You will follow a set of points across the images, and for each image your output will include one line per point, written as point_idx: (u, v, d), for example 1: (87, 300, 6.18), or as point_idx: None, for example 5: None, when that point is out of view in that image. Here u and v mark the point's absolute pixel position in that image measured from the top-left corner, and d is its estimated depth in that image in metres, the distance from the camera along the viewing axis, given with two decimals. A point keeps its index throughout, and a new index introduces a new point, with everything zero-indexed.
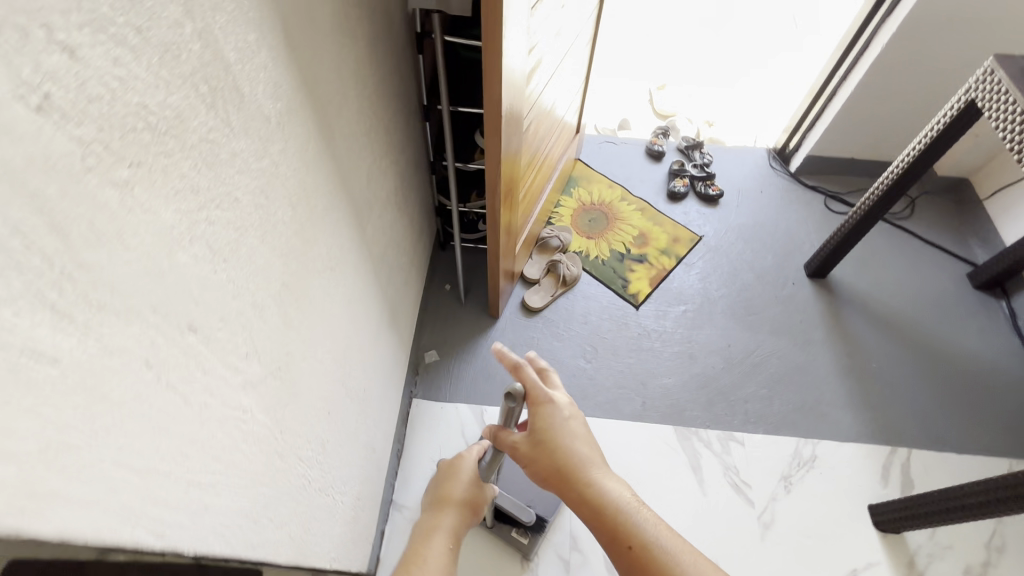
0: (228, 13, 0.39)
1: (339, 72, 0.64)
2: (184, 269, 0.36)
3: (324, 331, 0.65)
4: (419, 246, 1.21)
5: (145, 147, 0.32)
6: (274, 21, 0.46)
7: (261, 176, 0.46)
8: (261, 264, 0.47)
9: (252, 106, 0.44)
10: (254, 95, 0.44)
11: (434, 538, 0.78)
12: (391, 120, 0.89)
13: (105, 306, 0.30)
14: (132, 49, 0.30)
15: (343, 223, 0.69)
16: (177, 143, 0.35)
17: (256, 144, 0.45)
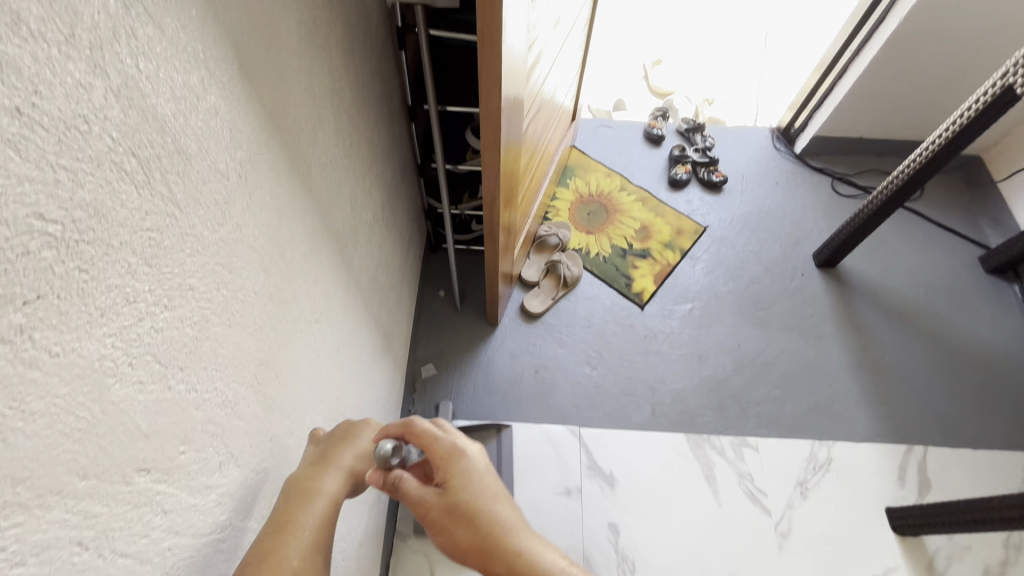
0: (157, 56, 0.30)
1: (310, 91, 0.54)
2: (126, 407, 0.28)
3: (311, 392, 0.57)
4: (410, 257, 1.12)
5: (47, 271, 0.23)
6: (221, 51, 0.37)
7: (221, 247, 0.38)
8: (230, 353, 0.39)
9: (202, 167, 0.35)
10: (204, 151, 0.35)
11: (303, 515, 0.44)
12: (372, 130, 0.79)
13: (7, 507, 0.22)
14: (12, 143, 0.21)
15: (326, 264, 0.60)
16: (98, 250, 0.26)
17: (211, 211, 0.36)
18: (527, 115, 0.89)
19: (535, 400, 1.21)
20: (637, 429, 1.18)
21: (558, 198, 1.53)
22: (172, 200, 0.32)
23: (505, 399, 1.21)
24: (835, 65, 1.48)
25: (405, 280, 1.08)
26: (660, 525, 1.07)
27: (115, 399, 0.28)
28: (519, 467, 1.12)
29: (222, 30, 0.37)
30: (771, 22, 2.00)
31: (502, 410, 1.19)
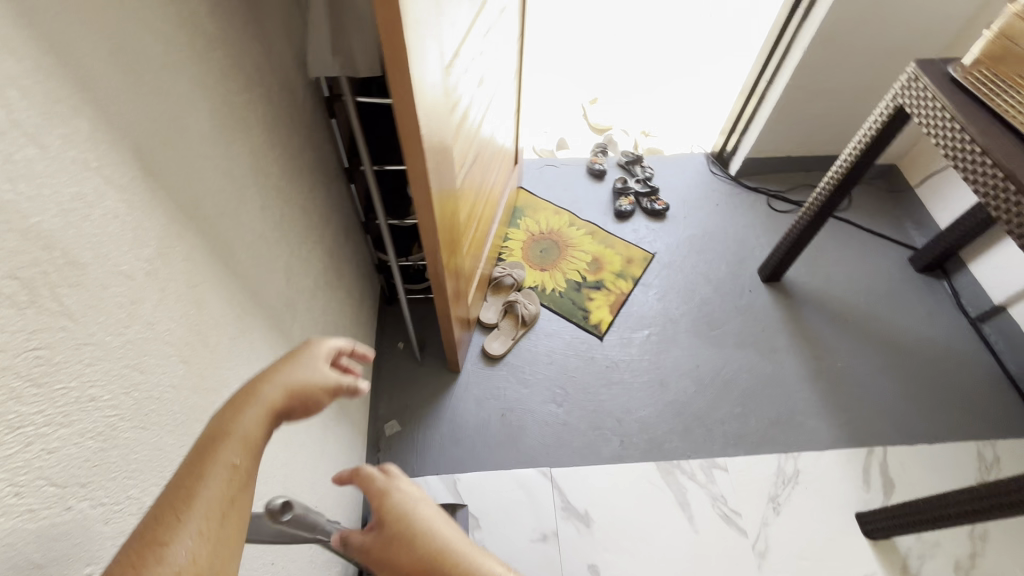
0: (39, 175, 0.30)
1: (230, 175, 0.55)
2: (13, 542, 0.27)
3: None
4: (363, 314, 1.11)
5: None
6: (116, 157, 0.37)
7: (128, 350, 0.37)
8: (146, 456, 0.38)
9: (100, 273, 0.35)
10: (103, 257, 0.35)
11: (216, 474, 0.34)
12: (306, 198, 0.79)
13: None
14: None
15: (260, 341, 0.59)
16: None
17: (114, 315, 0.36)
18: (463, 168, 0.91)
19: (504, 445, 1.19)
20: (608, 463, 1.17)
21: (510, 239, 1.56)
22: (65, 316, 0.31)
23: (473, 447, 1.19)
24: (754, 92, 1.59)
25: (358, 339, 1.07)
26: (639, 562, 1.06)
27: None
28: (493, 519, 1.09)
29: (118, 135, 0.37)
30: (695, 56, 2.14)
31: (471, 461, 1.17)
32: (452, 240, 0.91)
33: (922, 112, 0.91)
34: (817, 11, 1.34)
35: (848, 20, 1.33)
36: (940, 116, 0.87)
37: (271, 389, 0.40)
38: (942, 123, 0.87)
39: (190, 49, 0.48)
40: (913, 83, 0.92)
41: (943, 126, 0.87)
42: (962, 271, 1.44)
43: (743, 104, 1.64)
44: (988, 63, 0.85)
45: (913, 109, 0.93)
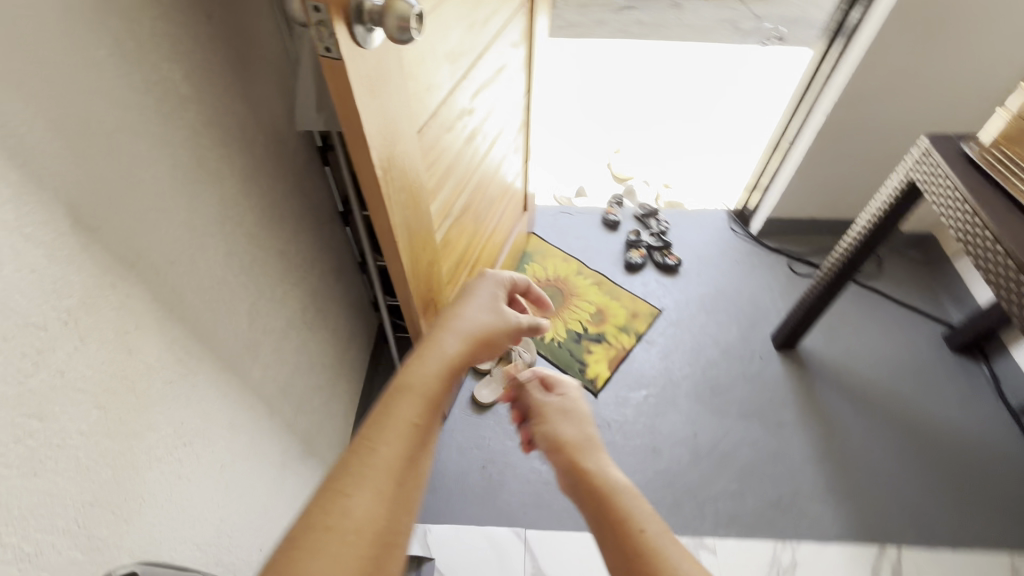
0: None
1: (192, 225, 0.58)
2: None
3: (174, 520, 0.56)
4: (351, 352, 1.13)
5: None
6: (45, 215, 0.40)
7: (30, 397, 0.39)
8: (35, 501, 0.39)
9: (7, 324, 0.37)
10: (13, 310, 0.37)
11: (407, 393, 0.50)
12: (289, 241, 0.82)
13: None
14: None
15: (207, 384, 0.61)
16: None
17: (19, 364, 0.38)
18: (449, 219, 0.93)
19: (481, 499, 1.16)
20: (586, 530, 1.11)
21: None
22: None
23: (450, 497, 1.16)
24: (778, 147, 1.53)
25: (342, 377, 1.08)
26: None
27: None
28: None
29: (50, 194, 0.40)
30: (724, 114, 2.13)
31: (445, 511, 1.14)
32: (434, 288, 0.92)
33: (933, 188, 0.86)
34: (838, 77, 1.30)
35: (872, 87, 1.28)
36: (950, 193, 0.82)
37: (451, 333, 0.58)
38: (952, 201, 0.81)
39: (157, 111, 0.52)
40: (925, 157, 0.87)
41: (953, 204, 0.82)
42: (1003, 355, 1.31)
43: (768, 158, 1.58)
44: (1002, 143, 0.80)
45: (924, 185, 0.88)
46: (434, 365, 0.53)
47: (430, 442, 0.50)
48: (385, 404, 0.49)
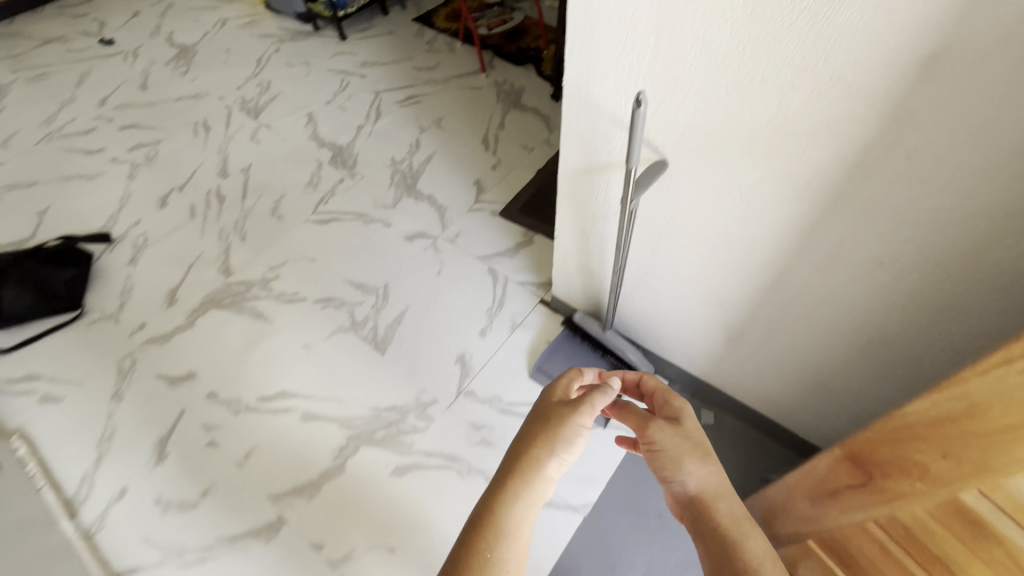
0: (884, 15, 0.52)
1: (956, 183, 0.58)
2: (670, 11, 0.65)
3: (690, 204, 0.85)
4: (836, 418, 0.99)
5: None
6: (920, 58, 0.52)
7: (773, 87, 0.63)
8: (708, 101, 0.70)
9: (820, 67, 0.59)
10: (833, 65, 0.58)
11: (507, 486, 0.67)
12: (984, 321, 0.67)
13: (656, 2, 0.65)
14: None
15: (788, 218, 0.75)
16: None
17: (794, 76, 0.61)
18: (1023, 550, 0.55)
19: (631, 493, 1.14)
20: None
21: None
22: (777, 6, 0.57)
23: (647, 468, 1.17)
24: None
25: (801, 395, 1.01)
26: (452, 517, 1.13)
27: (691, 45, 0.66)
28: None
29: (937, 15, 0.49)
30: None
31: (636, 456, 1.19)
32: (885, 487, 0.67)
33: None
34: None
35: None
36: None
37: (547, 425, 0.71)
38: None
39: None
40: None
41: None
42: None
43: None
44: None
45: None
46: (519, 489, 0.67)
47: (520, 530, 0.65)
48: (482, 517, 0.66)
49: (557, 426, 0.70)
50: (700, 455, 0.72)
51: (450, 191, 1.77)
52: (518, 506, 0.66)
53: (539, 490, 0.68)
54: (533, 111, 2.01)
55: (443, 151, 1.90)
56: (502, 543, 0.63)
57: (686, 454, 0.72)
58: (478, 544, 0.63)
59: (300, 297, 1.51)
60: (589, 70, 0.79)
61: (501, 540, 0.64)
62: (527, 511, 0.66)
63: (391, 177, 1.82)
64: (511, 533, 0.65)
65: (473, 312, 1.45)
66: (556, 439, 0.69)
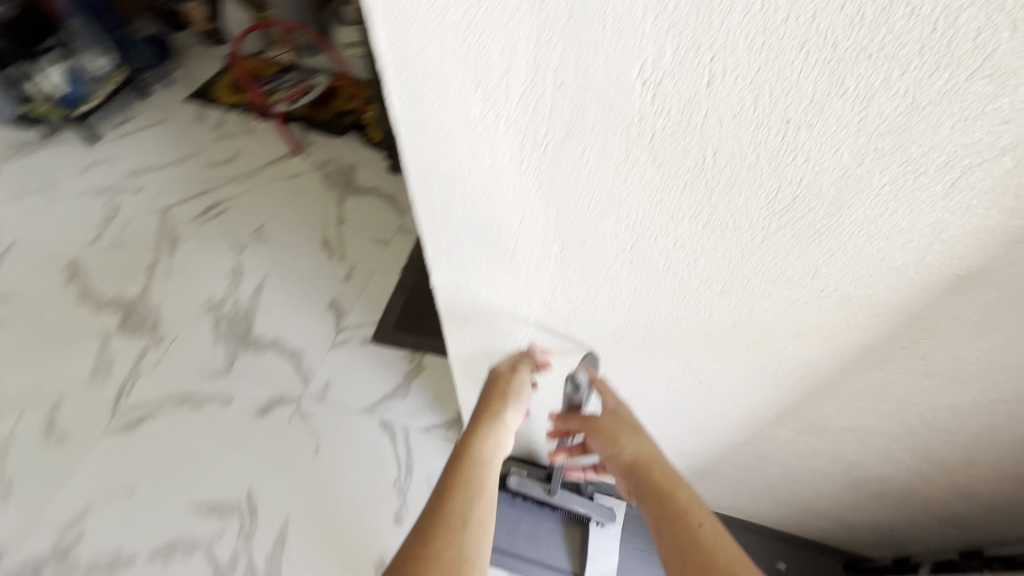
0: (901, 235, 0.35)
1: (983, 376, 0.45)
2: (578, 226, 0.43)
3: (634, 384, 0.66)
4: (820, 519, 0.89)
5: (688, 196, 0.37)
6: (951, 274, 0.37)
7: (740, 294, 0.45)
8: (645, 304, 0.50)
9: (806, 279, 0.41)
10: (825, 278, 0.41)
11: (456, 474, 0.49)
12: (998, 468, 0.58)
13: (551, 212, 0.43)
14: (764, 167, 0.33)
15: (762, 395, 0.59)
16: (653, 170, 0.36)
17: (768, 286, 0.43)
18: None
19: None
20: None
21: None
22: (740, 224, 0.38)
23: None
24: None
25: (779, 505, 0.90)
26: None
27: (612, 255, 0.45)
28: None
29: (981, 239, 0.34)
30: None
31: None
32: None
33: None
34: None
35: None
36: None
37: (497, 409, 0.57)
38: None
39: None
40: None
41: None
42: None
43: None
44: None
45: None
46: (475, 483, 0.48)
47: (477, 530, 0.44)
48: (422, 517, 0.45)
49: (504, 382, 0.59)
50: (624, 427, 0.54)
51: (300, 324, 1.41)
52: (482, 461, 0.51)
53: (498, 442, 0.53)
54: (372, 191, 1.70)
55: (276, 271, 1.51)
56: (465, 496, 0.46)
57: (615, 424, 0.55)
58: (433, 505, 0.46)
59: (127, 556, 1.06)
60: (464, 274, 0.54)
61: (463, 492, 0.47)
62: (492, 467, 0.51)
63: (215, 327, 1.40)
64: (479, 490, 0.48)
65: (379, 490, 1.14)
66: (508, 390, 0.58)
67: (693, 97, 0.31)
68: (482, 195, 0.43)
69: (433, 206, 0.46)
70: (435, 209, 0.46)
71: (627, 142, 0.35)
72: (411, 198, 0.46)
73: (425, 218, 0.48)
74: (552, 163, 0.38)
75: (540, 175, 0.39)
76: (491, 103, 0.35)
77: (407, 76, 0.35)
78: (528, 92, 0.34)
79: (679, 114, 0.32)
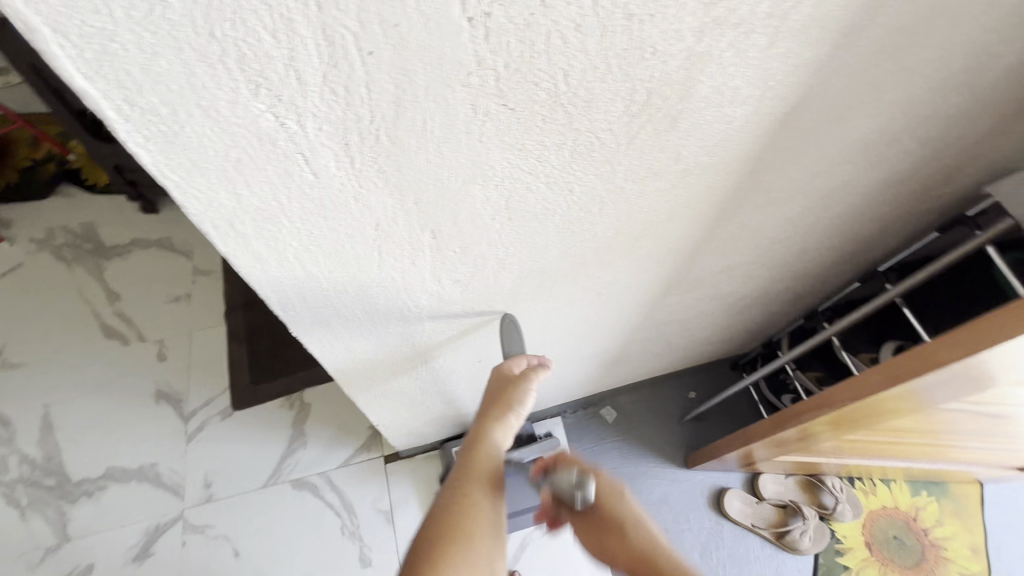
0: (740, 94, 0.36)
1: (806, 188, 0.53)
2: (445, 206, 0.37)
3: (541, 324, 0.64)
4: (709, 347, 1.03)
5: (548, 131, 0.33)
6: (780, 115, 0.40)
7: (615, 203, 0.44)
8: (532, 250, 0.47)
9: (670, 165, 0.41)
10: (684, 158, 0.41)
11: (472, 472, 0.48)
12: (822, 248, 0.70)
13: (406, 202, 0.35)
14: (614, 71, 0.31)
15: (651, 279, 0.62)
16: (508, 118, 0.31)
17: (639, 185, 0.43)
18: (976, 407, 0.65)
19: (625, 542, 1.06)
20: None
21: (888, 486, 1.14)
22: (604, 140, 0.36)
23: None
24: None
25: (679, 353, 1.02)
26: None
27: (487, 219, 0.40)
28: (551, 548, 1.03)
29: (800, 73, 0.36)
30: None
31: None
32: (852, 421, 0.71)
33: None
34: None
35: None
36: None
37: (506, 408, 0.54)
38: None
39: (947, 67, 0.42)
40: None
41: None
42: None
43: None
44: None
45: None
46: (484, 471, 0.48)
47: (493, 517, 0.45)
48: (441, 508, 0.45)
49: (508, 389, 0.55)
50: (603, 507, 0.55)
51: (132, 439, 1.12)
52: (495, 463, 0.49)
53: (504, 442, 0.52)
54: (134, 245, 1.35)
55: (60, 395, 1.16)
56: (483, 492, 0.46)
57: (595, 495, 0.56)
58: (453, 500, 0.45)
59: None
60: (329, 305, 0.45)
61: (478, 489, 0.47)
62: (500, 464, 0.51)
63: (12, 502, 1.04)
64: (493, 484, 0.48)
65: (328, 550, 1.02)
66: (515, 395, 0.55)
67: (530, 19, 0.26)
68: (316, 216, 0.34)
69: (256, 251, 0.35)
70: (259, 253, 0.36)
71: (469, 93, 0.29)
72: (227, 255, 0.35)
73: (251, 268, 0.37)
74: (387, 147, 0.30)
75: (379, 168, 0.32)
76: (287, 105, 0.26)
77: (146, 108, 0.24)
78: (332, 76, 0.25)
79: (516, 42, 0.27)
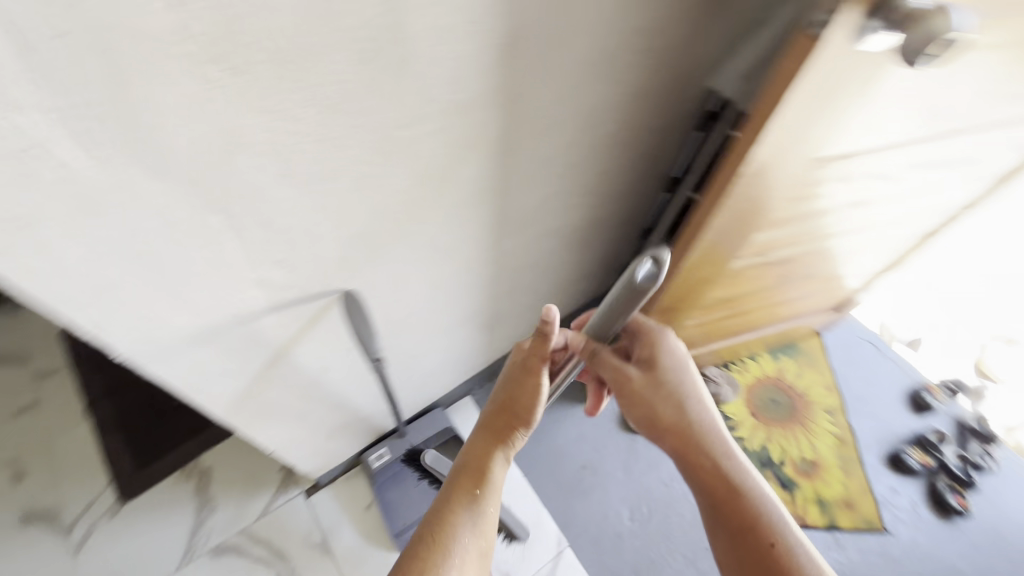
0: (450, 32, 0.43)
1: (566, 112, 0.63)
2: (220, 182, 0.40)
3: (392, 294, 0.68)
4: (574, 288, 1.14)
5: (284, 90, 0.38)
6: (499, 47, 0.48)
7: (395, 153, 0.50)
8: (337, 216, 0.51)
9: (425, 108, 0.48)
10: (435, 99, 0.48)
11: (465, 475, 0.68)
12: (617, 169, 0.82)
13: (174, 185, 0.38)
14: (319, 25, 0.36)
15: (476, 226, 0.69)
16: (239, 81, 0.35)
17: (407, 132, 0.49)
18: (757, 260, 0.81)
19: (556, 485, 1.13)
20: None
21: (755, 361, 1.33)
22: (347, 92, 0.41)
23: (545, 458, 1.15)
24: None
25: (550, 301, 1.12)
26: None
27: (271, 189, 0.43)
28: None
29: (496, 6, 0.44)
30: None
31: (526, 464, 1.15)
32: (685, 300, 0.84)
33: None
34: None
35: None
36: None
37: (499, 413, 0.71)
38: None
39: None
40: None
41: None
42: None
43: None
44: None
45: None
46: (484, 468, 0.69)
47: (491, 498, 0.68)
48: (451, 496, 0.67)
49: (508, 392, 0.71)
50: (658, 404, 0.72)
51: None
52: (464, 520, 0.64)
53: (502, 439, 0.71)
54: None
55: None
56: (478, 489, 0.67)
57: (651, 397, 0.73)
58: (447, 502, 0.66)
59: None
60: (146, 315, 0.45)
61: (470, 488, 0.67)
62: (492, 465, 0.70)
63: None
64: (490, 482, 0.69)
65: None
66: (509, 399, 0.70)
67: None
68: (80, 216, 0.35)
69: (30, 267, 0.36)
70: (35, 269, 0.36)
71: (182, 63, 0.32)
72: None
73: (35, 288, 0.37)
74: (124, 130, 0.33)
75: (126, 152, 0.34)
76: None
77: None
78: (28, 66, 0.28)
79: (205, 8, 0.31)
